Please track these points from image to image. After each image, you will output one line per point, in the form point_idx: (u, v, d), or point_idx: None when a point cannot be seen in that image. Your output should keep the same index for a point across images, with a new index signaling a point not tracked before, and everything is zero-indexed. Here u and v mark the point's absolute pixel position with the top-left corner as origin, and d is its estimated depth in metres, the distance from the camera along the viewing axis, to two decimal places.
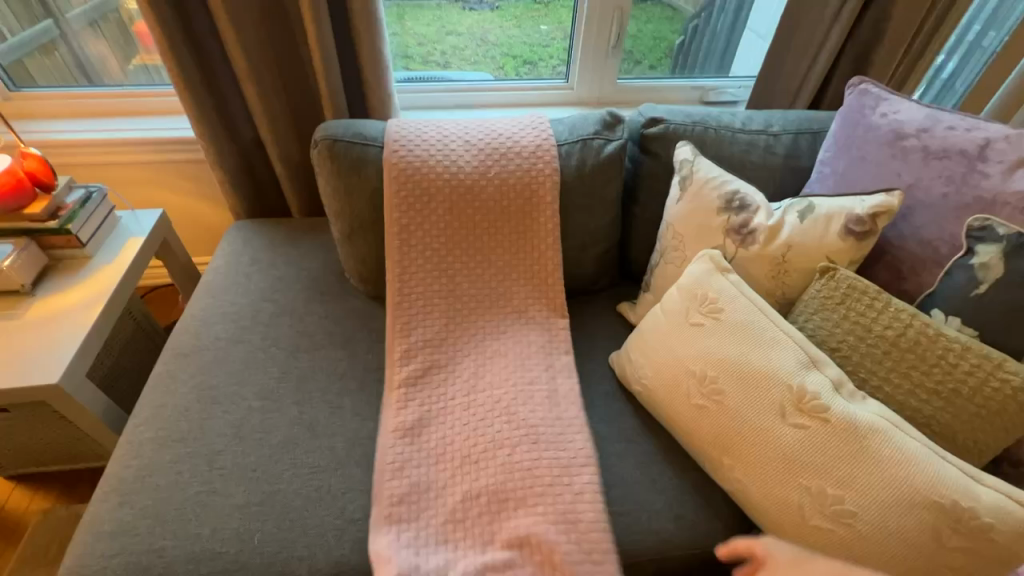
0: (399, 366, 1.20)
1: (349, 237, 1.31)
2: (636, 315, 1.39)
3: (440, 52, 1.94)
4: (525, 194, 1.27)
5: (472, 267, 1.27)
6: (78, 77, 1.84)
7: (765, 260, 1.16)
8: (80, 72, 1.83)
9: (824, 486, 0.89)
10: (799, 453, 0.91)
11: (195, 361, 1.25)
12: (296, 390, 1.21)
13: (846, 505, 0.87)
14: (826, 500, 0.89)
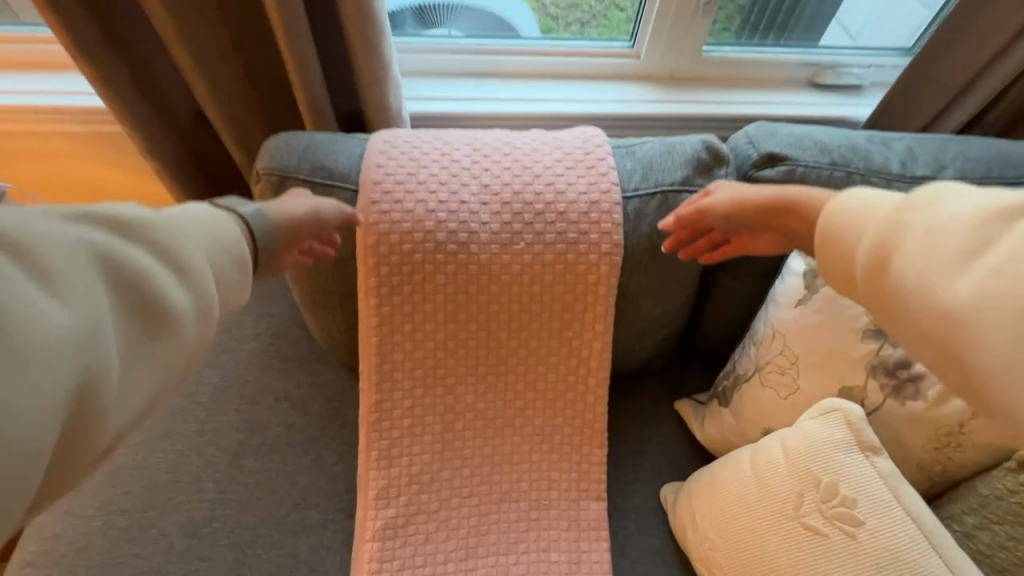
0: (374, 512, 0.87)
1: (310, 306, 0.93)
2: (701, 429, 1.00)
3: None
4: (565, 273, 0.86)
5: (481, 371, 0.90)
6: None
7: (928, 423, 0.75)
8: None
9: None
10: None
11: (105, 466, 0.94)
12: (234, 524, 0.90)
13: None
14: None
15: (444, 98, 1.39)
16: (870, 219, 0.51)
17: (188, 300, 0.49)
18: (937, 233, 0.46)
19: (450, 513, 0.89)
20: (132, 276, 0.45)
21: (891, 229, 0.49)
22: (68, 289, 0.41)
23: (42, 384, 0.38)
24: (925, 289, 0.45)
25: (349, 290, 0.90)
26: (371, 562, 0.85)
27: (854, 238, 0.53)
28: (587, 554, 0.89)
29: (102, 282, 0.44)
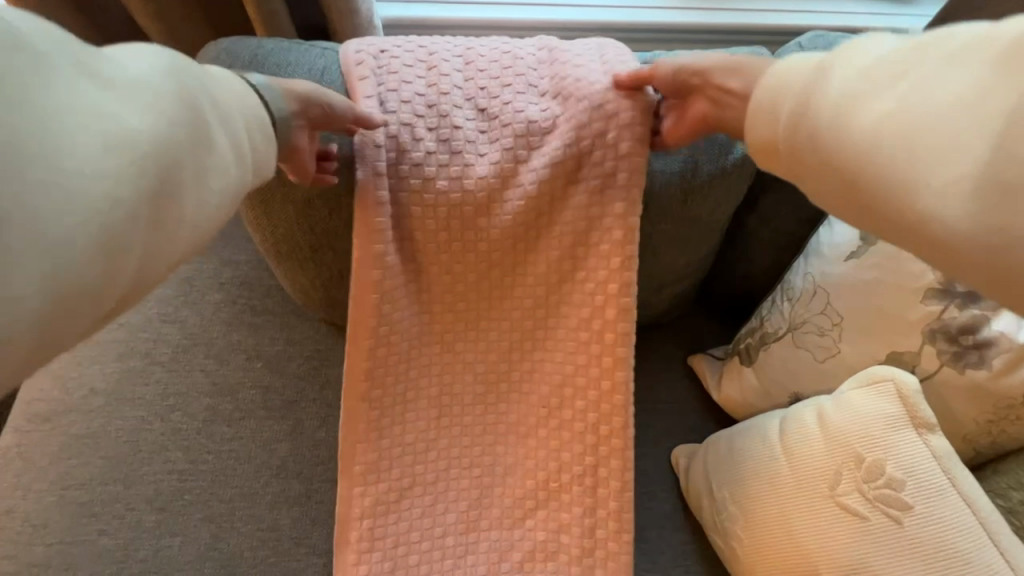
0: (360, 491, 0.77)
1: (275, 257, 0.79)
2: (717, 388, 0.91)
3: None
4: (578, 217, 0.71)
5: (479, 330, 0.78)
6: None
7: (987, 395, 0.66)
8: None
9: None
10: None
11: (58, 435, 0.84)
12: (207, 496, 0.82)
13: None
14: None
15: (427, 1, 1.16)
16: (787, 85, 0.48)
17: (224, 139, 0.48)
18: (864, 69, 0.43)
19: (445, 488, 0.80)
20: (189, 105, 0.45)
21: (816, 81, 0.46)
22: (125, 96, 0.41)
23: (105, 171, 0.37)
24: (832, 120, 0.43)
25: (320, 239, 0.75)
26: (359, 540, 0.77)
27: (767, 93, 0.50)
28: None
29: (174, 104, 0.43)
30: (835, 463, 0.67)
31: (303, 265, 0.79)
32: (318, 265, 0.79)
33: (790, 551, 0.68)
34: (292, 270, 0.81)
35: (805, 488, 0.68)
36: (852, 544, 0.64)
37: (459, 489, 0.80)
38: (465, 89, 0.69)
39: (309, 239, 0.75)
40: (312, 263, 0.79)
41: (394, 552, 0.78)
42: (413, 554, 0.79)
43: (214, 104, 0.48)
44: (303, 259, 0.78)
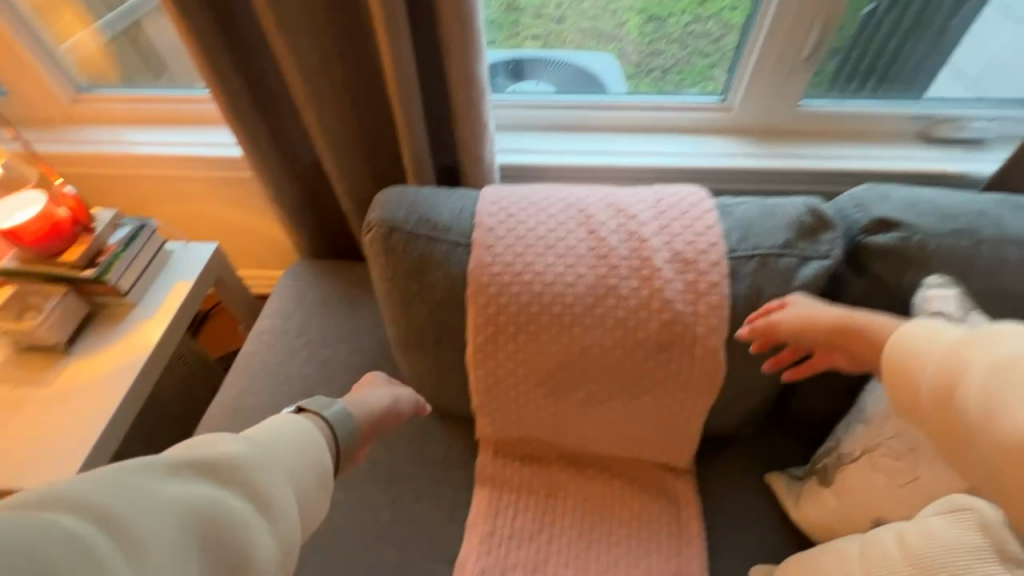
0: (475, 553, 0.93)
1: (403, 346, 0.97)
2: (796, 509, 0.93)
3: (557, 3, 1.45)
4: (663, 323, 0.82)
5: (577, 413, 0.93)
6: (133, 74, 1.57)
7: None
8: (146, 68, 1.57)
9: None
10: None
11: None
12: (319, 553, 0.94)
13: None
14: None
15: (534, 151, 1.45)
16: (932, 355, 0.66)
17: (263, 536, 0.54)
18: (1005, 364, 0.60)
19: (544, 552, 0.92)
20: (222, 528, 0.51)
21: (955, 364, 0.64)
22: (155, 559, 0.46)
23: None
24: (942, 371, 0.64)
25: (441, 334, 0.92)
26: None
27: (918, 349, 0.68)
28: None
29: (197, 547, 0.49)
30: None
31: (426, 356, 0.97)
32: (435, 356, 0.96)
33: None
34: (415, 358, 0.98)
35: None
36: None
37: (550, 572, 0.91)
38: (567, 226, 0.88)
39: (432, 335, 0.92)
40: (432, 355, 0.95)
41: None
42: None
43: (255, 500, 0.56)
44: (426, 350, 0.95)
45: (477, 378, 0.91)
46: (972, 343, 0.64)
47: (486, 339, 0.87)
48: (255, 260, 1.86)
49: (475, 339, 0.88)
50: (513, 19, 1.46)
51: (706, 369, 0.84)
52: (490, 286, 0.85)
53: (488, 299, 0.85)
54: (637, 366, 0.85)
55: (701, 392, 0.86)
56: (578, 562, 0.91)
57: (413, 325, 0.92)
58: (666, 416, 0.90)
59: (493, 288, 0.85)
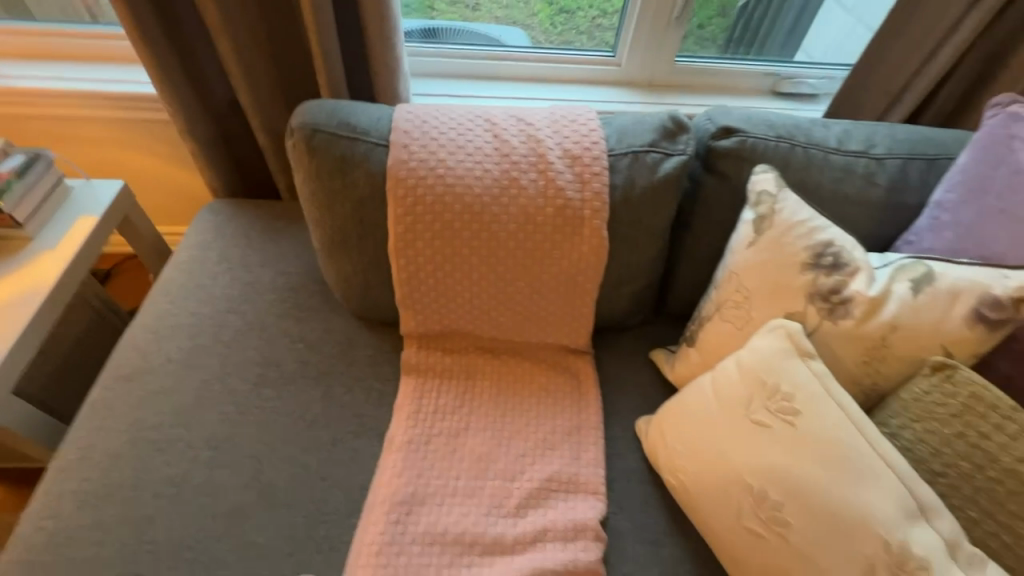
0: (404, 427, 1.03)
1: (329, 248, 1.05)
2: (672, 371, 1.13)
3: None
4: (558, 207, 0.98)
5: (490, 297, 1.06)
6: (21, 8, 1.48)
7: (857, 339, 0.89)
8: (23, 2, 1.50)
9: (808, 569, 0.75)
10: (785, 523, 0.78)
11: (136, 390, 1.05)
12: (253, 439, 1.00)
13: None
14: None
15: (448, 96, 1.57)
16: None
17: None
18: None
19: (466, 422, 1.05)
20: None
21: None
22: None
23: None
24: None
25: (364, 230, 1.01)
26: (394, 467, 0.98)
27: None
28: (580, 460, 1.02)
29: None
30: (738, 386, 0.88)
31: (350, 255, 1.05)
32: (360, 255, 1.04)
33: (716, 456, 0.87)
34: (339, 259, 1.06)
35: (721, 409, 0.89)
36: (757, 439, 0.83)
37: (472, 432, 1.04)
38: (476, 131, 1.01)
39: (356, 231, 1.01)
40: (357, 253, 1.04)
41: (404, 480, 0.96)
42: (417, 482, 0.96)
43: None
44: (350, 249, 1.04)
45: (399, 266, 1.01)
46: None
47: (408, 227, 0.97)
48: (161, 208, 1.79)
49: (395, 229, 0.98)
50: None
51: (596, 249, 1.00)
52: (409, 180, 0.96)
53: (407, 192, 0.96)
54: (539, 249, 1.00)
55: (590, 268, 1.03)
56: (496, 426, 1.05)
57: (337, 223, 1.01)
58: (564, 295, 1.06)
59: (410, 181, 0.96)
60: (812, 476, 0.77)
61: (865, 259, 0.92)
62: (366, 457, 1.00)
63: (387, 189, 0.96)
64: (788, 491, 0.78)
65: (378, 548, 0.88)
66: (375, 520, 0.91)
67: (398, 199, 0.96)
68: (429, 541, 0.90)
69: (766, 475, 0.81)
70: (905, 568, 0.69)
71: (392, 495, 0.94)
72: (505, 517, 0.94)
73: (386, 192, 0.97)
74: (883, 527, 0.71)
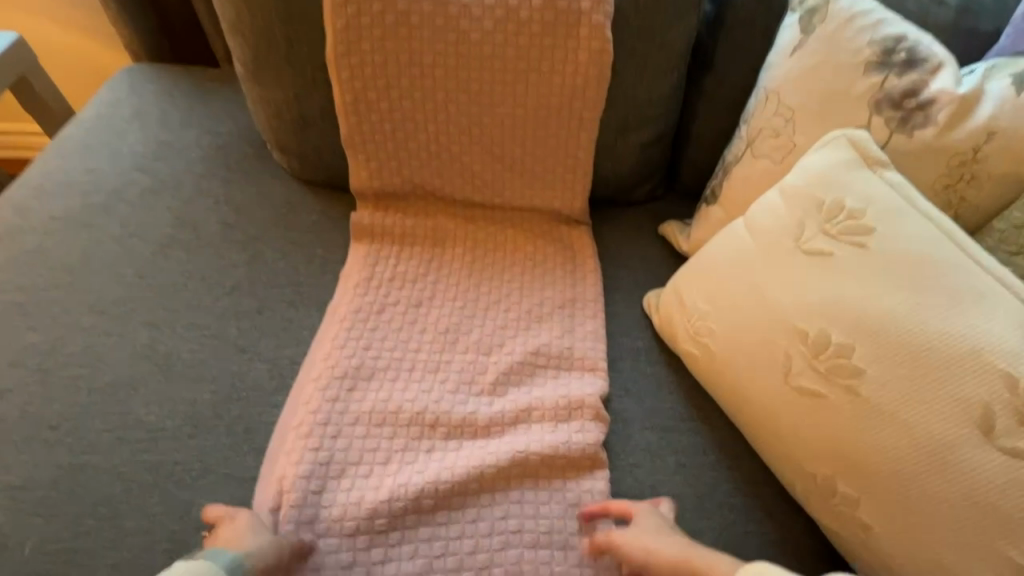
0: (350, 295, 0.80)
1: (252, 64, 0.82)
2: (688, 240, 0.92)
3: None
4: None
5: (461, 132, 0.83)
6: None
7: (939, 154, 0.68)
8: None
9: (879, 425, 0.55)
10: (846, 369, 0.58)
11: (5, 249, 0.81)
12: (152, 304, 0.77)
13: (896, 454, 0.54)
14: (889, 452, 0.55)
15: None
16: None
17: None
18: None
19: (431, 290, 0.83)
20: None
21: None
22: None
23: None
24: None
25: (296, 32, 0.78)
26: (335, 340, 0.75)
27: None
28: (574, 335, 0.81)
29: None
30: (782, 212, 0.67)
31: (280, 74, 0.82)
32: (293, 73, 0.81)
33: (749, 302, 0.67)
34: (267, 81, 0.82)
35: (758, 245, 0.68)
36: (809, 271, 0.62)
37: (439, 301, 0.81)
38: None
39: (285, 35, 0.78)
40: (289, 70, 0.81)
41: (349, 351, 0.74)
42: (364, 355, 0.74)
43: None
44: (280, 63, 0.80)
45: (342, 81, 0.79)
46: None
47: (352, 22, 0.75)
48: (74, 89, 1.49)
49: (336, 25, 0.75)
50: None
51: (597, 56, 0.76)
52: None
53: None
54: (522, 58, 0.77)
55: (589, 87, 0.79)
56: (469, 294, 0.83)
57: (259, 22, 0.77)
58: (554, 130, 0.82)
59: None
60: (889, 305, 0.57)
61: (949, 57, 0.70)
62: (300, 329, 0.78)
63: None
64: (854, 328, 0.58)
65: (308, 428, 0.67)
66: (309, 395, 0.70)
67: None
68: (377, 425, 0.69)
69: (823, 312, 0.60)
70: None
71: (331, 369, 0.72)
72: (479, 397, 0.73)
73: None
74: (1003, 359, 0.51)
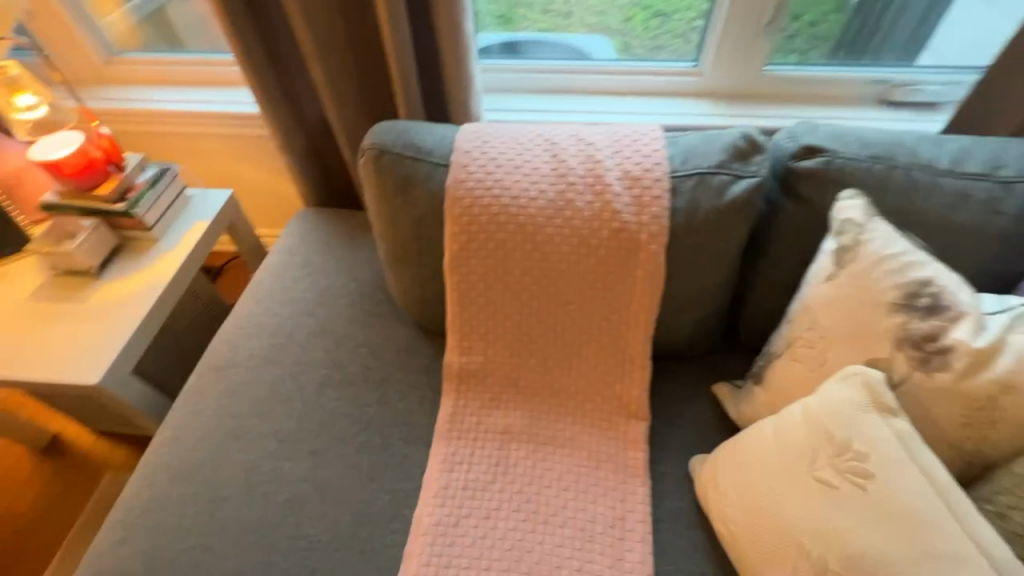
0: (448, 441, 1.05)
1: (392, 260, 1.11)
2: (736, 408, 1.04)
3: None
4: (612, 228, 0.96)
5: (538, 320, 1.04)
6: (182, 40, 1.72)
7: (958, 396, 0.76)
8: (182, 34, 1.72)
9: None
10: None
11: (225, 380, 1.18)
12: (314, 435, 1.08)
13: None
14: None
15: (522, 111, 1.58)
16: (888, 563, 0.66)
17: None
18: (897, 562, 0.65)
19: (507, 452, 1.03)
20: None
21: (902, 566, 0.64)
22: None
23: None
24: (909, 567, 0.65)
25: (424, 246, 1.06)
26: (436, 496, 0.98)
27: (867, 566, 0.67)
28: (623, 491, 0.99)
29: None
30: (804, 435, 0.79)
31: (411, 269, 1.11)
32: (421, 270, 1.10)
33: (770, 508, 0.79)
34: (400, 271, 1.12)
35: (781, 457, 0.81)
36: (821, 498, 0.74)
37: (517, 450, 1.03)
38: (535, 153, 1.01)
39: (416, 246, 1.07)
40: (418, 267, 1.10)
41: (449, 490, 0.99)
42: (460, 497, 0.98)
43: None
44: (411, 263, 1.10)
45: (451, 282, 1.04)
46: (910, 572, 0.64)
47: (463, 245, 1.01)
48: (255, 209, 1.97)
49: (451, 248, 1.02)
50: (517, 13, 1.60)
51: (647, 275, 0.98)
52: (467, 200, 0.99)
53: (465, 211, 0.99)
54: (590, 271, 0.99)
55: (642, 296, 1.00)
56: (539, 462, 1.02)
57: (400, 239, 1.07)
58: (613, 323, 1.03)
59: (467, 201, 0.99)
60: (884, 554, 0.68)
61: (972, 302, 0.79)
62: (412, 465, 1.04)
63: (445, 208, 1.00)
64: (853, 564, 0.70)
65: (419, 557, 0.92)
66: (424, 528, 0.95)
67: (455, 219, 1.00)
68: (471, 559, 0.92)
69: (828, 541, 0.72)
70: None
71: (434, 525, 0.95)
72: (544, 545, 0.93)
73: (443, 209, 1.01)
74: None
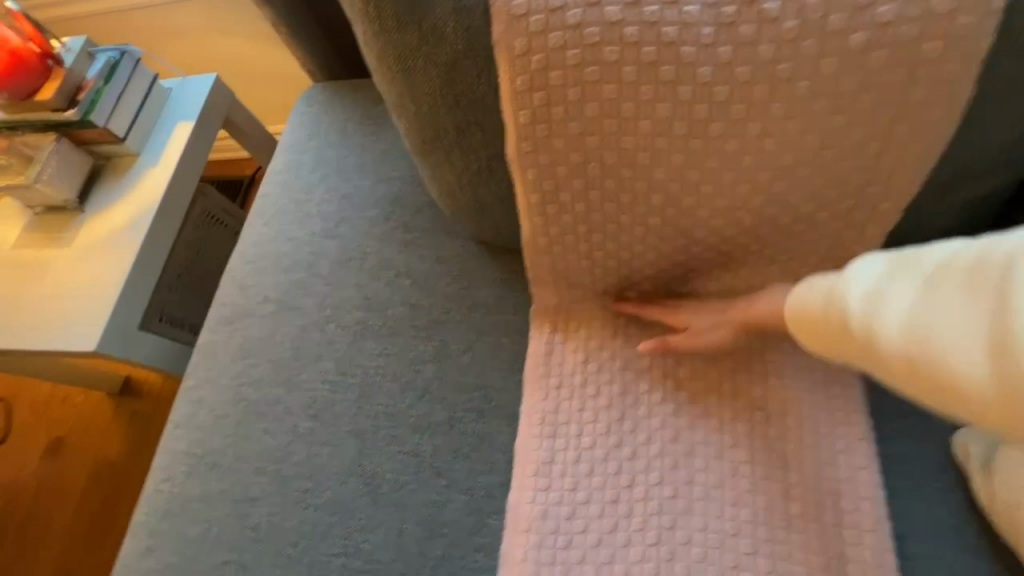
0: (539, 410, 0.70)
1: (421, 150, 0.71)
2: None
3: None
4: (827, 37, 0.51)
5: (678, 217, 0.64)
6: None
7: None
8: None
9: None
10: None
11: (237, 336, 0.88)
12: (355, 410, 0.78)
13: None
14: None
15: None
16: (822, 303, 0.53)
17: None
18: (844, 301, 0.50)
19: (636, 417, 0.67)
20: None
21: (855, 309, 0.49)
22: None
23: None
24: (861, 301, 0.49)
25: (468, 118, 0.65)
26: (537, 477, 0.66)
27: (805, 295, 0.56)
28: (834, 492, 0.60)
29: None
30: None
31: (454, 163, 0.70)
32: (469, 160, 0.69)
33: None
34: (436, 167, 0.72)
35: None
36: None
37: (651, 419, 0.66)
38: None
39: (455, 122, 0.66)
40: (463, 158, 0.69)
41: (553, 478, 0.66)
42: (570, 488, 0.65)
43: None
44: (453, 152, 0.69)
45: (527, 178, 0.64)
46: (847, 284, 0.51)
47: (537, 111, 0.59)
48: (257, 107, 1.54)
49: (517, 120, 0.60)
50: None
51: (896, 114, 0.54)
52: (536, 23, 0.55)
53: (537, 45, 0.55)
54: (774, 133, 0.56)
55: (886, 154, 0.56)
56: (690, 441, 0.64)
57: (427, 112, 0.66)
58: (821, 205, 0.61)
59: (537, 24, 0.55)
60: None
61: None
62: (493, 450, 0.72)
63: (495, 42, 0.57)
64: None
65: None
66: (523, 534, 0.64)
67: (519, 65, 0.56)
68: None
69: None
70: (876, 321, 0.47)
71: (540, 519, 0.64)
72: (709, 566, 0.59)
73: (494, 45, 0.57)
74: (854, 281, 0.50)
